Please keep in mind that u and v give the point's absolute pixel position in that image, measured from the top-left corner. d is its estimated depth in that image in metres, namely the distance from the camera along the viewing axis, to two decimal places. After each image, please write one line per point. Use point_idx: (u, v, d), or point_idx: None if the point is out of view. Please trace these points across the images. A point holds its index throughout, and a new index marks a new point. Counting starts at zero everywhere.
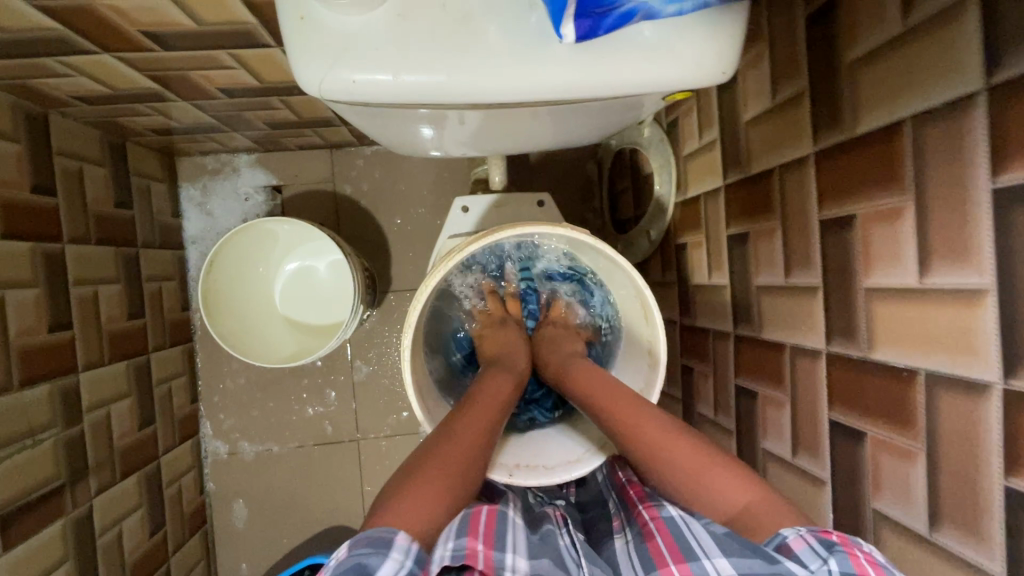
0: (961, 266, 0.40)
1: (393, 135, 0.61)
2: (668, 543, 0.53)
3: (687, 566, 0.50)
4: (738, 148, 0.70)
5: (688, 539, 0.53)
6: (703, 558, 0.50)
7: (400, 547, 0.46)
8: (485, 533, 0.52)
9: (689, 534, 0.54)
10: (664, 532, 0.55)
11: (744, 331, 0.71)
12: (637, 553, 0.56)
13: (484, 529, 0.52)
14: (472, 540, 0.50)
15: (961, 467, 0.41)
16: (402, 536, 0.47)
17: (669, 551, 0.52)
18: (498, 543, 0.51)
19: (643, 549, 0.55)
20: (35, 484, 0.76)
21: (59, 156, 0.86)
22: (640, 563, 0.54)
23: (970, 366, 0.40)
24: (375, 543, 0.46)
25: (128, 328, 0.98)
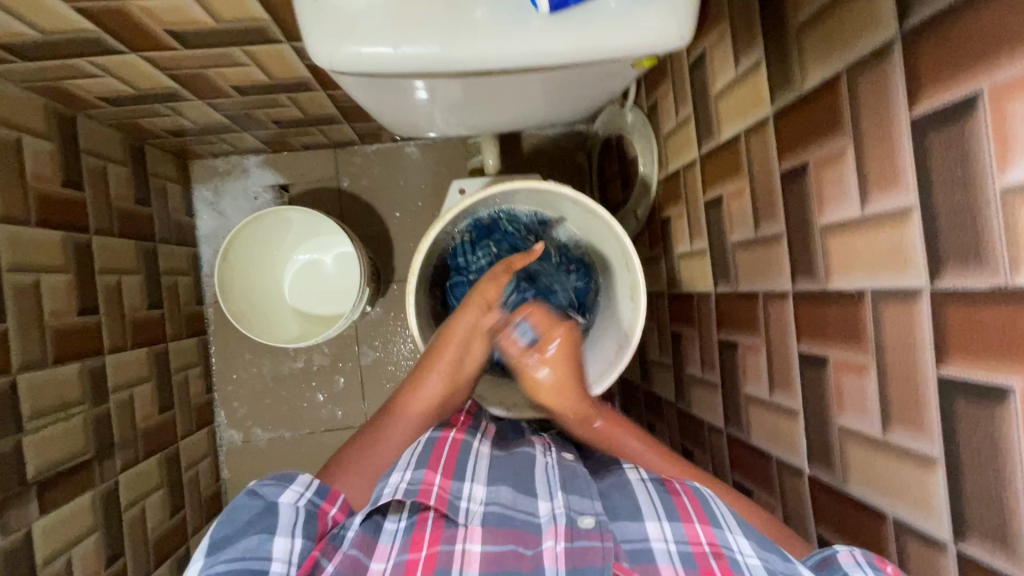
0: (892, 190, 0.46)
1: (395, 107, 0.68)
2: (696, 507, 0.58)
3: (711, 529, 0.56)
4: (709, 120, 0.76)
5: (715, 509, 0.58)
6: (726, 530, 0.56)
7: (301, 481, 0.56)
8: (445, 464, 0.58)
9: (714, 503, 0.59)
10: (691, 493, 0.60)
11: (722, 288, 0.76)
12: (659, 498, 0.60)
13: (445, 460, 0.59)
14: (431, 473, 0.57)
15: (904, 371, 0.46)
16: (305, 474, 0.57)
17: (695, 513, 0.57)
18: (457, 473, 0.58)
19: (665, 498, 0.60)
20: (68, 455, 0.81)
21: (86, 155, 0.93)
22: (662, 507, 0.59)
23: (905, 276, 0.45)
24: (279, 478, 0.56)
25: (148, 317, 1.04)
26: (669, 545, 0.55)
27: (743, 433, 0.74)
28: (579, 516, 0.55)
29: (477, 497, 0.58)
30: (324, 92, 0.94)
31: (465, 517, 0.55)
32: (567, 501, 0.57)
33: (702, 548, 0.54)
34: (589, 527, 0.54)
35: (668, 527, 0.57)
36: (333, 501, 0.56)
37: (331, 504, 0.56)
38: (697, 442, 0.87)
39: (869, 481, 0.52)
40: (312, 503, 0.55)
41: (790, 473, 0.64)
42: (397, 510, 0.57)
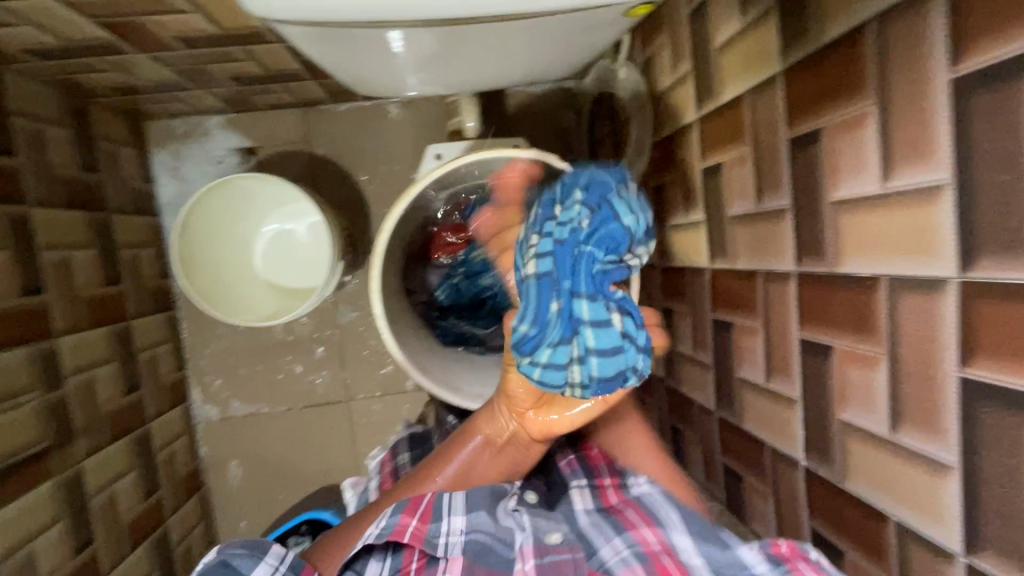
0: (920, 163, 0.40)
1: (355, 55, 0.59)
2: (637, 516, 0.65)
3: (655, 531, 0.63)
4: (709, 77, 0.69)
5: (659, 513, 0.65)
6: (668, 529, 0.63)
7: (276, 554, 0.57)
8: (423, 509, 0.61)
9: (658, 509, 0.65)
10: (633, 507, 0.67)
11: (719, 265, 0.71)
12: (606, 520, 0.67)
13: (424, 502, 0.61)
14: (406, 516, 0.60)
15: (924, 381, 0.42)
16: (278, 546, 0.57)
17: (639, 521, 0.64)
18: (433, 514, 0.61)
19: (611, 519, 0.67)
20: (19, 446, 0.76)
21: (17, 117, 0.83)
22: (610, 527, 0.65)
23: (930, 264, 0.40)
24: (254, 548, 0.57)
25: (105, 294, 0.97)
26: (622, 552, 0.61)
27: (735, 418, 0.70)
28: (547, 535, 0.62)
29: (456, 529, 0.61)
30: (282, 45, 0.84)
31: (445, 550, 0.60)
32: (534, 524, 0.63)
33: (652, 548, 0.61)
34: (558, 542, 0.61)
35: (620, 540, 0.63)
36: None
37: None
38: (686, 421, 0.83)
39: (870, 480, 0.48)
40: None
41: (785, 464, 0.60)
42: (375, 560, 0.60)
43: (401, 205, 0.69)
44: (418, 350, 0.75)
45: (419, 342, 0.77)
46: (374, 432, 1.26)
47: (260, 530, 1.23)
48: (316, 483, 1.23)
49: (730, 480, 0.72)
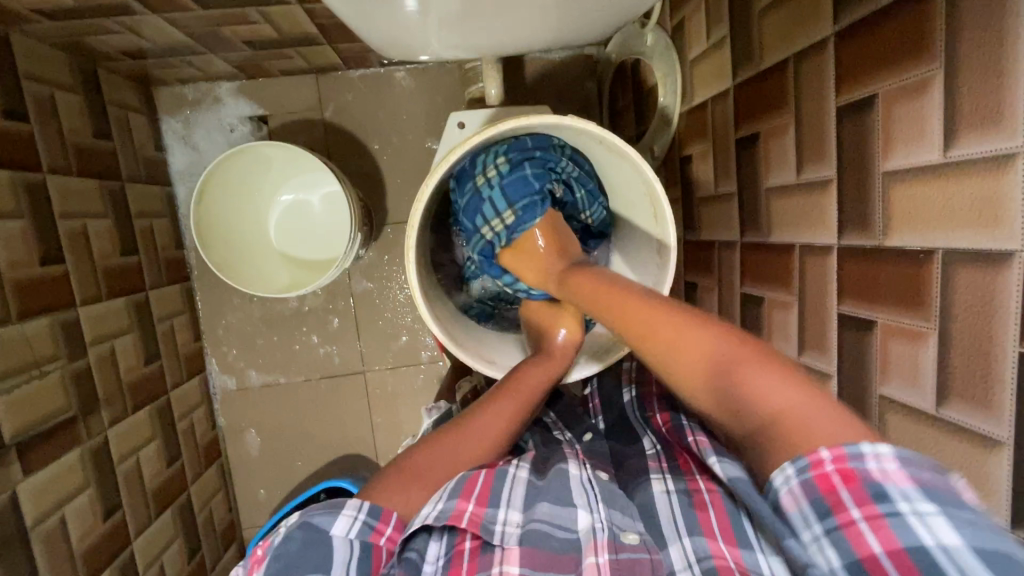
0: (991, 131, 0.38)
1: (385, 14, 0.57)
2: (722, 523, 0.56)
3: (738, 552, 0.54)
4: (749, 42, 0.66)
5: (745, 526, 0.55)
6: (757, 551, 0.53)
7: (354, 505, 0.56)
8: (479, 491, 0.59)
9: (746, 521, 0.55)
10: (719, 506, 0.57)
11: (750, 239, 0.70)
12: (683, 513, 0.59)
13: (480, 487, 0.59)
14: (463, 501, 0.57)
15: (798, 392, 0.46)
16: (355, 498, 0.56)
17: (722, 532, 0.55)
18: (491, 500, 0.59)
19: (689, 514, 0.58)
20: (48, 414, 0.76)
21: (28, 80, 0.81)
22: (683, 524, 0.58)
23: (994, 237, 0.39)
24: (331, 505, 0.55)
25: (122, 265, 0.96)
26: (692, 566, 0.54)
27: None
28: (621, 532, 0.56)
29: (512, 521, 0.58)
30: (299, 6, 0.81)
31: (500, 539, 0.56)
32: (608, 516, 0.58)
33: (727, 562, 0.52)
34: (632, 543, 0.55)
35: (691, 546, 0.55)
36: (388, 520, 0.56)
37: (384, 525, 0.55)
38: None
39: None
40: (368, 527, 0.55)
41: None
42: (433, 544, 0.58)
43: (434, 177, 0.68)
44: (448, 322, 0.74)
45: (450, 316, 0.76)
46: (390, 403, 1.26)
47: (279, 497, 1.25)
48: (333, 452, 1.25)
49: None
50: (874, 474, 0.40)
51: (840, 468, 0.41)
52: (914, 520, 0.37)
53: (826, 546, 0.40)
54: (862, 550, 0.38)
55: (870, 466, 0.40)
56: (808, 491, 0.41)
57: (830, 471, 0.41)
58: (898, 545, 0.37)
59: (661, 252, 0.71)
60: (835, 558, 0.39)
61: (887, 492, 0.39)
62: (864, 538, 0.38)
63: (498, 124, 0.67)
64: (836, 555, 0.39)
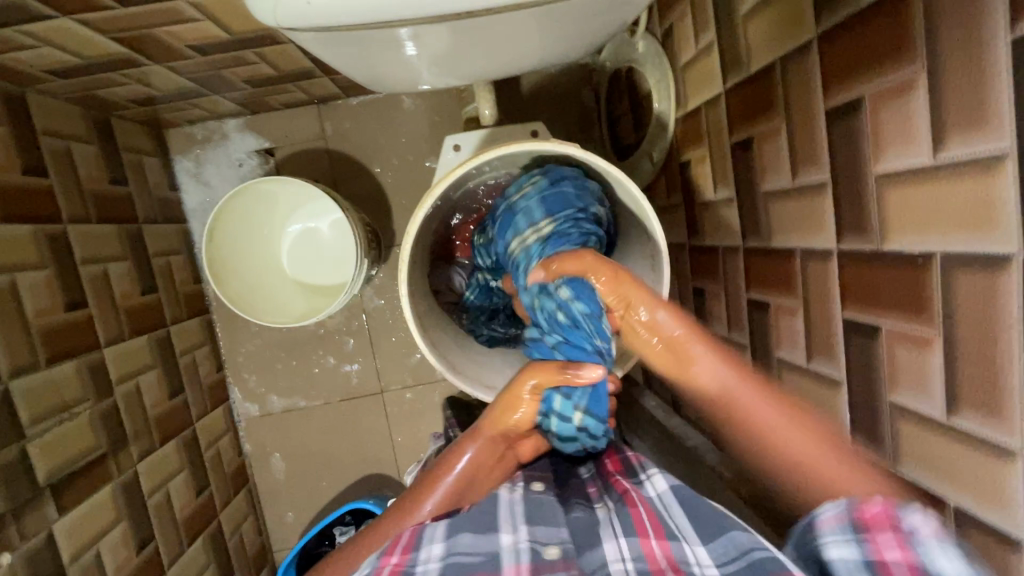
0: (977, 133, 0.37)
1: (369, 56, 0.59)
2: (651, 519, 0.56)
3: (667, 543, 0.54)
4: (736, 46, 0.66)
5: (669, 519, 0.56)
6: (682, 540, 0.54)
7: None
8: (403, 541, 0.56)
9: (668, 513, 0.57)
10: (646, 505, 0.59)
11: (752, 244, 0.69)
12: (618, 520, 0.58)
13: (404, 538, 0.56)
14: (387, 556, 0.55)
15: (822, 456, 0.50)
16: None
17: (652, 527, 0.55)
18: (414, 545, 0.56)
19: (623, 515, 0.59)
20: (79, 454, 0.80)
21: (45, 136, 0.85)
22: (618, 527, 0.58)
23: (989, 241, 0.37)
24: None
25: (143, 303, 1.00)
26: (626, 564, 0.53)
27: None
28: (543, 548, 0.55)
29: (434, 555, 0.54)
30: (293, 45, 0.84)
31: None
32: (531, 533, 0.57)
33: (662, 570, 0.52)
34: (553, 557, 0.54)
35: (625, 544, 0.55)
36: None
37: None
38: None
39: (923, 464, 0.47)
40: None
41: None
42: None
43: (423, 206, 0.68)
44: (448, 347, 0.75)
45: (448, 339, 0.77)
46: (409, 421, 1.28)
47: (307, 519, 1.28)
48: (356, 472, 1.27)
49: None
50: (909, 530, 0.41)
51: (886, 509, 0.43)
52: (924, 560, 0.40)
53: (844, 543, 0.44)
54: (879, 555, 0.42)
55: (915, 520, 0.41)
56: (849, 527, 0.44)
57: (878, 511, 0.43)
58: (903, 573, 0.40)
59: (654, 268, 0.70)
60: (851, 552, 0.43)
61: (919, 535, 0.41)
62: (877, 550, 0.42)
63: (483, 151, 0.67)
64: (850, 555, 0.43)
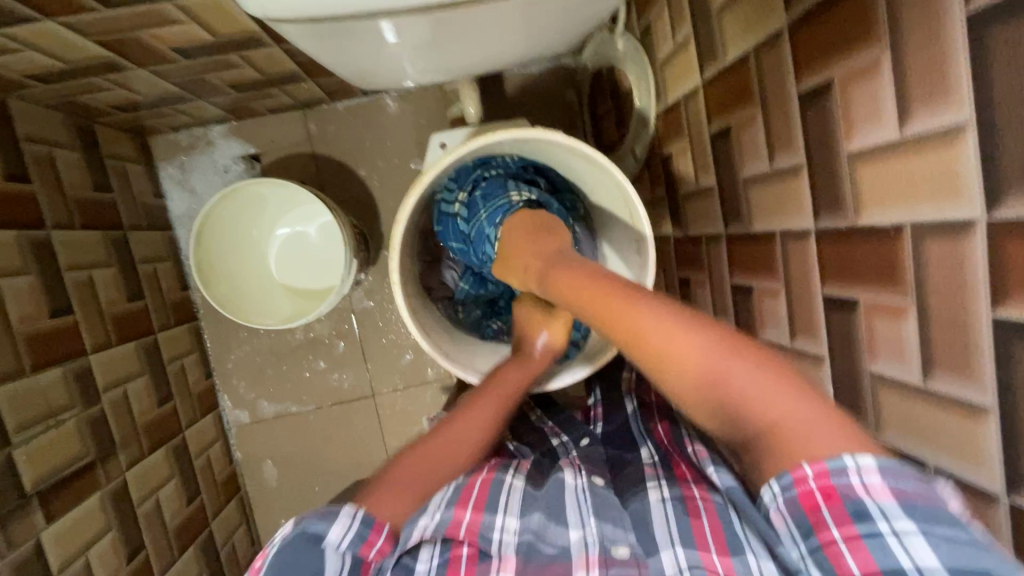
0: (940, 106, 0.39)
1: (355, 49, 0.60)
2: (714, 531, 0.57)
3: (729, 560, 0.54)
4: (711, 38, 0.68)
5: (733, 530, 0.56)
6: (748, 554, 0.53)
7: (348, 514, 0.54)
8: (475, 500, 0.62)
9: (735, 522, 0.57)
10: (711, 515, 0.59)
11: (734, 230, 0.70)
12: (675, 520, 0.60)
13: (475, 496, 0.62)
14: (461, 510, 0.60)
15: (766, 385, 0.46)
16: (349, 507, 0.55)
17: (714, 539, 0.56)
18: (489, 507, 0.61)
19: (684, 522, 0.59)
20: (66, 462, 0.79)
21: (27, 143, 0.84)
22: (676, 534, 0.58)
23: (954, 208, 0.39)
24: (324, 513, 0.55)
25: (129, 310, 0.99)
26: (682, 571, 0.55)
27: None
28: (613, 545, 0.58)
29: (509, 528, 0.60)
30: (278, 47, 0.84)
31: (499, 549, 0.59)
32: (600, 529, 0.60)
33: None
34: (623, 556, 0.57)
35: (682, 554, 0.56)
36: (380, 531, 0.55)
37: (377, 534, 0.54)
38: None
39: (904, 429, 0.48)
40: (362, 535, 0.54)
41: None
42: (425, 550, 0.60)
43: (411, 198, 0.69)
44: (440, 339, 0.76)
45: (440, 330, 0.78)
46: (402, 424, 1.28)
47: None
48: (349, 476, 1.26)
49: None
50: (855, 490, 0.40)
51: (822, 485, 0.41)
52: (888, 539, 0.39)
53: (810, 567, 0.41)
54: (841, 570, 0.39)
55: (851, 483, 0.40)
56: (792, 509, 0.42)
57: (814, 488, 0.41)
58: (874, 567, 0.38)
59: (640, 254, 0.72)
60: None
61: (868, 506, 0.40)
62: (844, 560, 0.40)
63: (469, 142, 0.69)
64: (819, 574, 0.41)
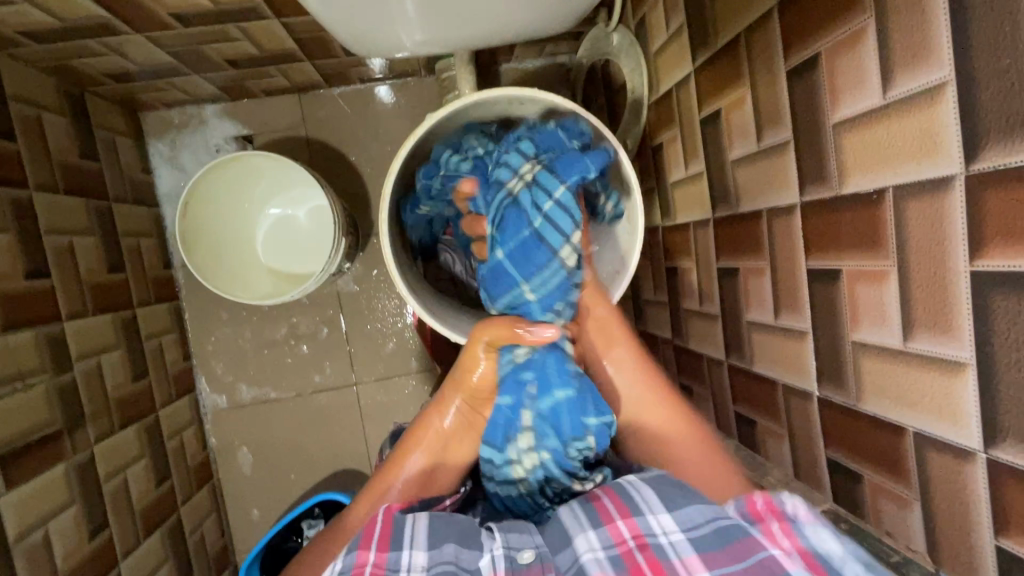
0: (922, 67, 0.41)
1: (356, 6, 0.60)
2: (617, 505, 0.56)
3: (632, 520, 0.54)
4: (704, 24, 0.70)
5: (633, 497, 0.57)
6: (646, 513, 0.55)
7: None
8: (378, 536, 0.55)
9: (632, 493, 0.58)
10: (610, 493, 0.59)
11: (722, 213, 0.71)
12: (584, 510, 0.57)
13: (380, 531, 0.55)
14: (365, 552, 0.53)
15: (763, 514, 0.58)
16: None
17: (616, 509, 0.56)
18: (393, 543, 0.54)
19: (587, 507, 0.58)
20: (32, 427, 0.76)
21: (15, 102, 0.83)
22: (585, 518, 0.56)
23: (934, 164, 0.41)
24: None
25: (109, 281, 0.97)
26: (598, 553, 0.52)
27: (746, 363, 0.70)
28: (518, 553, 0.54)
29: (418, 564, 0.53)
30: (277, 20, 0.85)
31: None
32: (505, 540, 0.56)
33: (627, 544, 0.53)
34: (528, 562, 0.53)
35: (595, 535, 0.54)
36: None
37: None
38: (696, 378, 0.83)
39: (886, 395, 0.49)
40: None
41: (798, 398, 0.60)
42: None
43: (404, 150, 0.69)
44: (427, 298, 0.76)
45: (427, 291, 0.77)
46: (383, 415, 1.25)
47: (273, 517, 1.23)
48: (326, 466, 1.23)
49: (744, 427, 0.72)
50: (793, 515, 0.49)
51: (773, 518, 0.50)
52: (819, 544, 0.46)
53: None
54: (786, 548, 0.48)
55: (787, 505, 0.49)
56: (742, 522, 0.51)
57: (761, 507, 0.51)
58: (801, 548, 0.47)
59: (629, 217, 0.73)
60: None
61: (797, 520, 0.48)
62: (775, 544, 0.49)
63: (464, 97, 0.69)
64: None
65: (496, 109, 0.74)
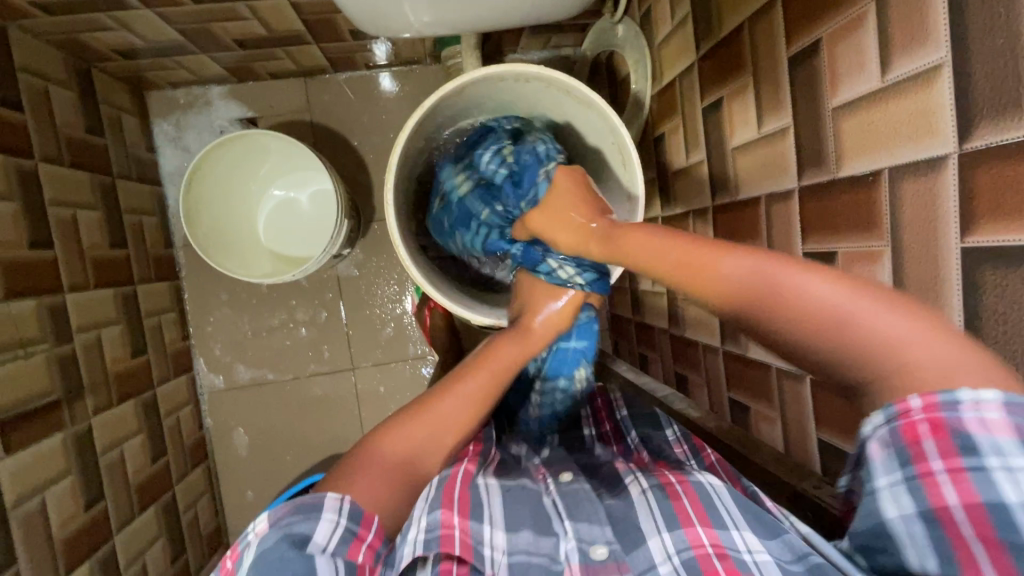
0: (920, 50, 0.42)
1: None
2: (695, 507, 0.56)
3: (713, 531, 0.53)
4: (708, 14, 0.71)
5: (719, 509, 0.55)
6: (732, 530, 0.53)
7: (333, 507, 0.53)
8: (459, 505, 0.55)
9: (714, 496, 0.56)
10: (691, 494, 0.57)
11: (721, 201, 0.73)
12: (658, 506, 0.57)
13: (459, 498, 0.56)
14: (448, 515, 0.54)
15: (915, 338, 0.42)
16: (333, 497, 0.54)
17: (696, 514, 0.55)
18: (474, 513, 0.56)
19: (665, 504, 0.57)
20: (31, 396, 0.76)
21: (23, 73, 0.84)
22: (661, 519, 0.56)
23: (929, 145, 0.42)
24: (308, 510, 0.53)
25: (111, 256, 0.97)
26: (672, 558, 0.53)
27: (740, 348, 0.70)
28: (592, 547, 0.54)
29: (498, 545, 0.54)
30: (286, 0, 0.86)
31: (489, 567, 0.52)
32: (576, 530, 0.56)
33: (705, 550, 0.52)
34: (604, 559, 0.53)
35: (670, 539, 0.54)
36: (370, 525, 0.54)
37: (366, 530, 0.53)
38: (691, 366, 0.84)
39: None
40: (350, 529, 0.53)
41: (791, 381, 0.61)
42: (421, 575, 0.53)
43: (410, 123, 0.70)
44: (429, 272, 0.77)
45: (427, 264, 0.78)
46: (379, 400, 1.26)
47: (267, 499, 1.23)
48: (321, 450, 1.24)
49: (738, 412, 0.73)
50: (963, 424, 0.39)
51: (930, 418, 0.40)
52: (998, 476, 0.38)
53: (900, 493, 0.42)
54: (935, 501, 0.40)
55: (963, 417, 0.39)
56: (895, 440, 0.42)
57: (920, 422, 0.40)
58: (975, 498, 0.39)
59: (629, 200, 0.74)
60: (908, 503, 0.42)
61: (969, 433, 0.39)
62: (940, 489, 0.40)
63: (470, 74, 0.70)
64: (909, 502, 0.41)
65: (502, 88, 0.75)
